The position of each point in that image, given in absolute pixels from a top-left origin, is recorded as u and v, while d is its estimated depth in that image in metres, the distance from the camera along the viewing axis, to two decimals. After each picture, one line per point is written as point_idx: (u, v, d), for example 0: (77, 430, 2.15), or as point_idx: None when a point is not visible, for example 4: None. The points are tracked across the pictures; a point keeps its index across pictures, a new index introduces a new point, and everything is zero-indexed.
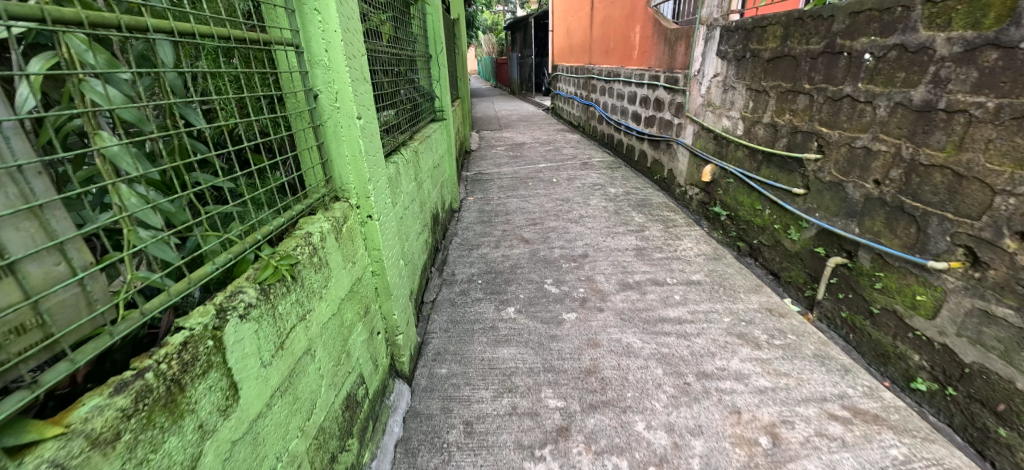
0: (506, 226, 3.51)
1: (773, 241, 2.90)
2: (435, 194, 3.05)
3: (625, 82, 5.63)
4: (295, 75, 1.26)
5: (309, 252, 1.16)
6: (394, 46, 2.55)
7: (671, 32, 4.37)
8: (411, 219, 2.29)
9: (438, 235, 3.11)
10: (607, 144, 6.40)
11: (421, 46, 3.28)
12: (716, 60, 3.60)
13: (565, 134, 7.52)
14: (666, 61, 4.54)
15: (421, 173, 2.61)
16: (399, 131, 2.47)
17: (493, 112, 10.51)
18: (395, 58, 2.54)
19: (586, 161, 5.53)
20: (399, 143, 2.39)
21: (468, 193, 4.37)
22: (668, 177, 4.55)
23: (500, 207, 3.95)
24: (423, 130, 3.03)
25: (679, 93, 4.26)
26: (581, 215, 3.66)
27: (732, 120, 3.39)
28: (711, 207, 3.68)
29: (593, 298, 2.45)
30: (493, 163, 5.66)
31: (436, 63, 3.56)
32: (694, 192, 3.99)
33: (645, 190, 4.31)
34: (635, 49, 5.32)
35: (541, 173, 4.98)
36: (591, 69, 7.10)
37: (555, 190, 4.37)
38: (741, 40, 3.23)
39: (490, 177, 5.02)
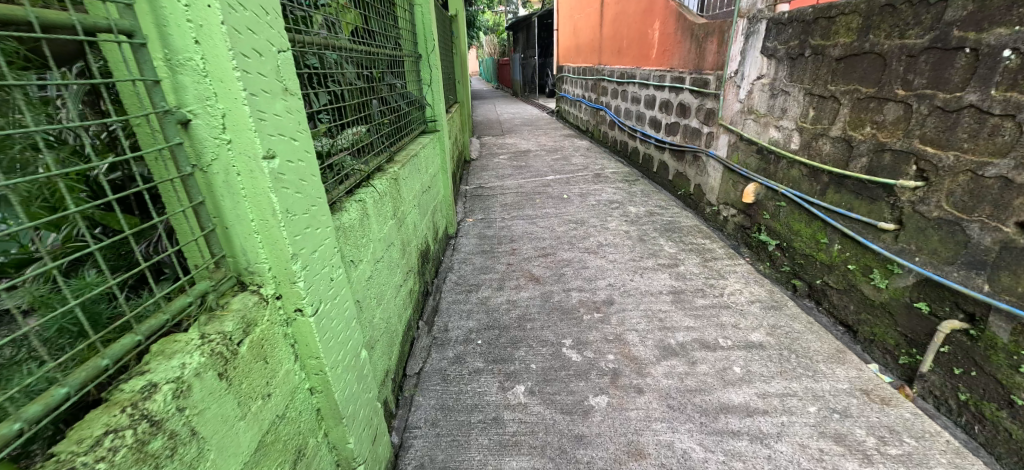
0: (510, 258, 2.94)
1: (846, 286, 2.32)
2: (424, 225, 2.48)
3: (642, 84, 5.05)
4: (139, 90, 0.72)
5: (141, 439, 0.62)
6: (365, 41, 1.97)
7: (700, 28, 3.78)
8: (386, 271, 1.72)
9: (429, 275, 2.54)
10: (621, 152, 5.81)
11: (407, 44, 2.70)
12: (759, 59, 3.02)
13: (573, 140, 6.94)
14: (693, 61, 3.95)
15: (404, 204, 2.04)
16: (371, 153, 1.90)
17: (494, 115, 9.93)
18: (369, 59, 1.97)
19: (599, 173, 4.95)
20: (371, 170, 1.82)
21: (467, 213, 3.81)
22: (696, 194, 3.97)
23: (504, 232, 3.38)
24: (409, 147, 2.46)
25: (710, 98, 3.68)
26: (599, 245, 3.08)
27: (782, 132, 2.81)
28: (754, 234, 3.10)
29: (628, 370, 1.87)
30: (495, 174, 5.08)
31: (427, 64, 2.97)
32: (731, 214, 3.41)
33: (671, 210, 3.72)
34: (654, 48, 4.74)
35: (550, 188, 4.41)
36: (601, 70, 6.51)
37: (566, 210, 3.79)
38: (797, 35, 2.64)
39: (492, 192, 4.45)
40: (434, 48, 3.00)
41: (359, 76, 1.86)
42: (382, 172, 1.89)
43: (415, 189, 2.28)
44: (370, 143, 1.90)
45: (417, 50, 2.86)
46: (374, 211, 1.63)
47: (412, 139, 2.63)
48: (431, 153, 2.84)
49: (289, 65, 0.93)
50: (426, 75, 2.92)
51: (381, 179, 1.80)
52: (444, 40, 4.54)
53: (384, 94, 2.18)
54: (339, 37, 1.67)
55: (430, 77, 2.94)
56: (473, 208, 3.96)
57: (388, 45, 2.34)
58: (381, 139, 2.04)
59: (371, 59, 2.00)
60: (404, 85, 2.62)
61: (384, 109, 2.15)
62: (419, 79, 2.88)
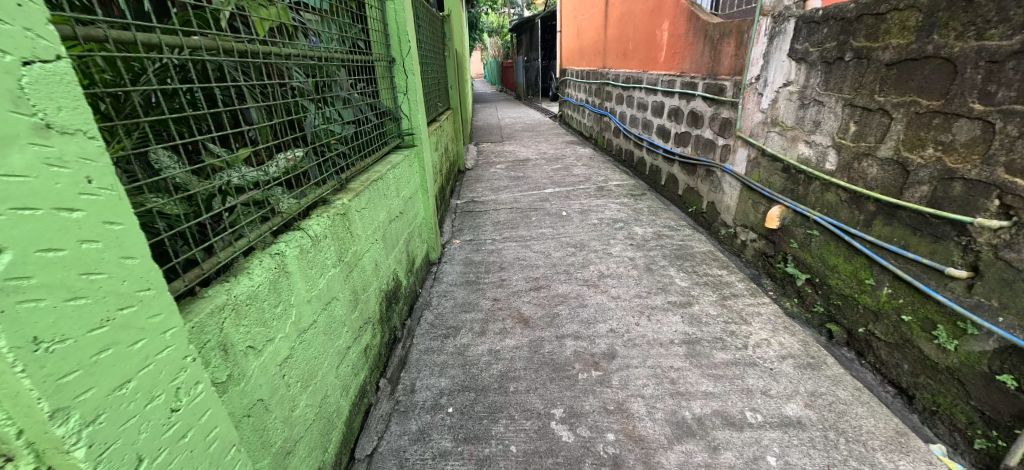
0: (498, 292, 2.56)
1: (898, 339, 1.92)
2: (393, 259, 2.11)
3: (649, 89, 4.65)
4: None
5: None
6: (308, 42, 1.60)
7: (716, 28, 3.38)
8: (325, 338, 1.35)
9: (398, 317, 2.16)
10: (626, 162, 5.41)
11: (379, 45, 2.33)
12: (785, 63, 2.62)
13: (576, 148, 6.54)
14: (707, 65, 3.54)
15: (359, 241, 1.67)
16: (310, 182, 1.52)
17: (495, 120, 9.57)
18: (313, 64, 1.59)
19: (602, 185, 4.54)
20: (307, 204, 1.44)
21: (454, 234, 3.43)
22: (710, 213, 3.56)
23: (493, 257, 3.00)
24: (374, 168, 2.09)
25: (726, 106, 3.27)
26: (600, 276, 2.69)
27: (815, 148, 2.40)
28: (778, 264, 2.70)
29: (632, 459, 1.48)
30: (490, 186, 4.69)
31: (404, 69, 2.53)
32: (750, 239, 3.00)
33: (683, 231, 3.31)
34: (663, 50, 4.33)
35: (548, 203, 4.01)
36: (606, 74, 6.11)
37: (564, 230, 3.40)
38: (834, 35, 2.24)
39: (484, 207, 4.07)
40: (415, 51, 2.61)
41: (299, 84, 1.48)
42: (325, 205, 1.51)
43: (377, 219, 1.91)
44: (311, 167, 1.52)
45: (392, 52, 2.46)
46: (305, 261, 1.25)
47: (378, 156, 2.25)
48: (405, 170, 2.46)
49: (70, 87, 0.60)
50: (402, 80, 2.52)
51: (320, 215, 1.42)
52: (433, 41, 4.15)
53: (336, 105, 1.80)
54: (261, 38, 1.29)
55: (408, 80, 2.53)
56: (461, 227, 3.58)
57: (345, 45, 1.95)
58: (330, 160, 1.67)
59: (317, 63, 1.61)
60: (370, 93, 2.24)
61: (336, 123, 1.77)
62: (393, 86, 2.49)
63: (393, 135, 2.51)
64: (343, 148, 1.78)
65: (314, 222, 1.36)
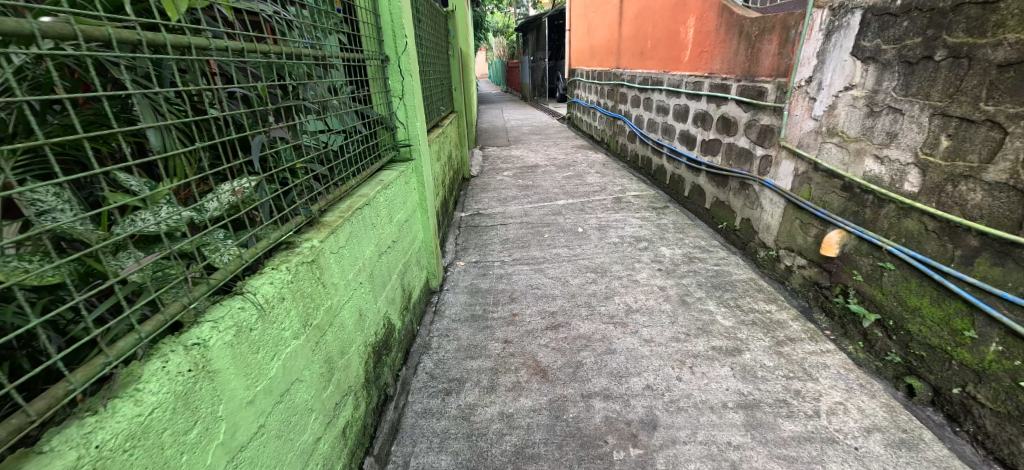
0: (509, 330, 2.19)
1: (1012, 411, 1.55)
2: (384, 299, 1.73)
3: (671, 92, 4.26)
4: None
5: None
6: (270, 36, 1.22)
7: (755, 23, 2.98)
8: (279, 444, 0.98)
9: (390, 369, 1.79)
10: (643, 169, 5.01)
11: (369, 41, 1.95)
12: (847, 63, 2.23)
13: (587, 153, 6.15)
14: (743, 65, 3.15)
15: (336, 291, 1.30)
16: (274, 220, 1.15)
17: (501, 122, 9.20)
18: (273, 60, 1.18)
19: (619, 196, 4.15)
20: (261, 251, 1.06)
21: (457, 254, 3.05)
22: (744, 231, 3.17)
23: (501, 285, 2.62)
24: (362, 189, 1.71)
25: (766, 112, 2.88)
26: (627, 311, 2.31)
27: (888, 165, 2.01)
28: (835, 298, 2.31)
29: None
30: (496, 196, 4.31)
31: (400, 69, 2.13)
32: (798, 265, 2.61)
33: (716, 253, 2.92)
34: (687, 48, 3.94)
35: (561, 217, 3.63)
36: (620, 75, 5.72)
37: (581, 250, 3.02)
38: (919, 29, 1.86)
39: (491, 221, 3.69)
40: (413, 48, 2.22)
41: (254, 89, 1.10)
42: (287, 249, 1.14)
43: (364, 254, 1.53)
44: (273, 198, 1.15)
45: (384, 50, 2.08)
46: (242, 345, 0.88)
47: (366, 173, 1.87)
48: (400, 187, 2.07)
49: None
50: (396, 82, 2.13)
51: (275, 267, 1.05)
52: (435, 38, 3.77)
53: (312, 114, 1.41)
54: (174, 23, 0.80)
55: (404, 81, 2.14)
56: (465, 246, 3.20)
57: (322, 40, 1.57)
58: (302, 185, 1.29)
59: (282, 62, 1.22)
60: (356, 97, 1.86)
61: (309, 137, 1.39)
62: (385, 90, 2.11)
63: (384, 147, 2.12)
64: (323, 168, 1.41)
65: (263, 280, 0.99)
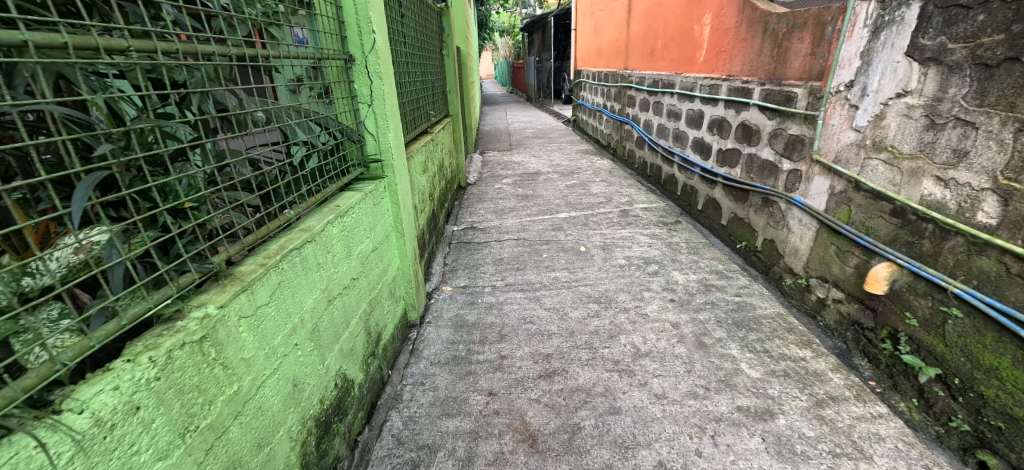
0: (495, 378, 1.86)
1: None
2: (338, 352, 1.41)
3: (683, 95, 3.91)
4: None
5: None
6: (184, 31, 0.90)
7: (782, 19, 2.64)
8: None
9: (344, 437, 1.47)
10: (652, 178, 4.65)
11: (329, 38, 1.61)
12: (901, 64, 1.88)
13: (592, 159, 5.79)
14: (767, 66, 2.79)
15: (250, 367, 0.97)
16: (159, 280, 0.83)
17: (503, 125, 8.87)
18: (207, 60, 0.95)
19: (626, 209, 3.81)
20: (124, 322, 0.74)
21: (444, 277, 2.73)
22: (767, 254, 2.81)
23: (490, 317, 2.30)
24: (311, 218, 1.37)
25: (795, 121, 2.53)
26: (634, 355, 1.96)
27: (955, 188, 1.67)
28: (882, 343, 1.97)
29: None
30: (493, 207, 3.98)
31: (368, 72, 1.76)
32: (834, 299, 2.25)
33: (737, 280, 2.57)
34: (703, 48, 3.58)
35: (561, 233, 3.30)
36: (628, 76, 5.37)
37: (583, 275, 2.69)
38: (1002, 24, 1.53)
39: (485, 237, 3.36)
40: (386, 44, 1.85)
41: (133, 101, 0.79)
42: (172, 320, 0.82)
43: (305, 305, 1.21)
44: (156, 246, 0.82)
45: (347, 46, 1.72)
46: None
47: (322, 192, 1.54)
48: (369, 208, 1.74)
49: None
50: (362, 85, 1.77)
51: (134, 357, 0.73)
52: (425, 36, 3.46)
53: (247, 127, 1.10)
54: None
55: (373, 85, 1.78)
56: (454, 267, 2.87)
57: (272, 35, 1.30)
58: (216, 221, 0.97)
59: (197, 63, 0.91)
60: (313, 103, 1.52)
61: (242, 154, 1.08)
62: (348, 94, 1.76)
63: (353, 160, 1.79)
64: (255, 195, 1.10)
65: (101, 388, 0.67)
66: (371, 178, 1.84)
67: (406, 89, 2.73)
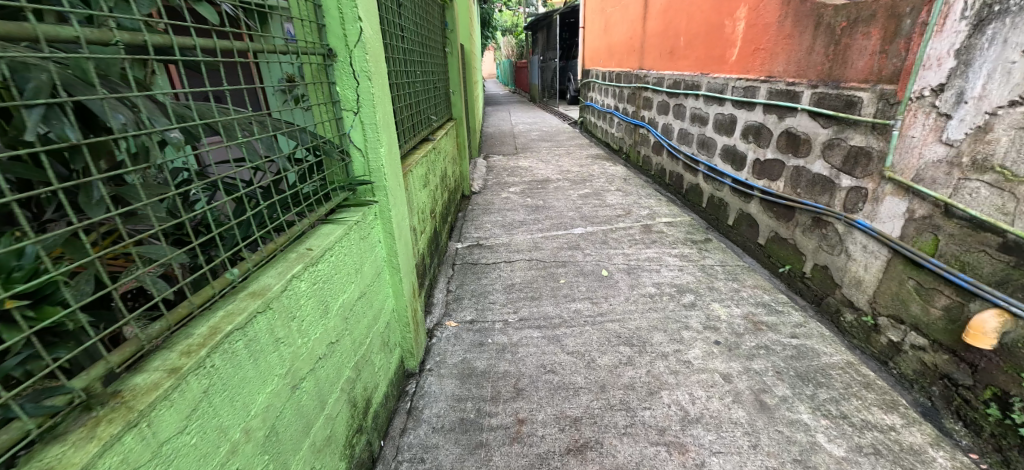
0: (513, 453, 1.49)
1: None
2: (308, 451, 1.05)
3: (711, 97, 3.54)
4: None
5: None
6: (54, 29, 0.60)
7: (841, 12, 2.27)
8: None
9: None
10: (672, 187, 4.29)
11: (301, 25, 1.23)
12: (1016, 65, 1.52)
13: (605, 165, 5.42)
14: (820, 66, 2.43)
15: None
16: None
17: (508, 126, 8.50)
18: (126, 56, 0.68)
19: (648, 223, 3.44)
20: None
21: (447, 309, 2.37)
22: (820, 282, 2.44)
23: (503, 364, 1.93)
24: (269, 270, 1.00)
25: (860, 130, 2.16)
26: (682, 420, 1.60)
27: None
28: (986, 407, 1.61)
29: None
30: (501, 221, 3.61)
31: (353, 69, 1.37)
32: (914, 344, 1.89)
33: (789, 315, 2.21)
34: (735, 46, 3.21)
35: (579, 253, 2.93)
36: (645, 77, 5.00)
37: (608, 307, 2.32)
38: None
39: (492, 257, 2.99)
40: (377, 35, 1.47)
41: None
42: None
43: (252, 407, 0.84)
44: None
45: (326, 37, 1.34)
46: None
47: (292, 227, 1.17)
48: (355, 243, 1.37)
49: None
50: (345, 87, 1.39)
51: None
52: (425, 31, 3.08)
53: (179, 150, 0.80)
54: None
55: (359, 86, 1.39)
56: (459, 295, 2.50)
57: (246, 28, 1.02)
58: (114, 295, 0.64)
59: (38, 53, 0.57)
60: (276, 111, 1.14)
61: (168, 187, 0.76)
62: (328, 99, 1.38)
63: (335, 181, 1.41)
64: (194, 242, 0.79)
65: None
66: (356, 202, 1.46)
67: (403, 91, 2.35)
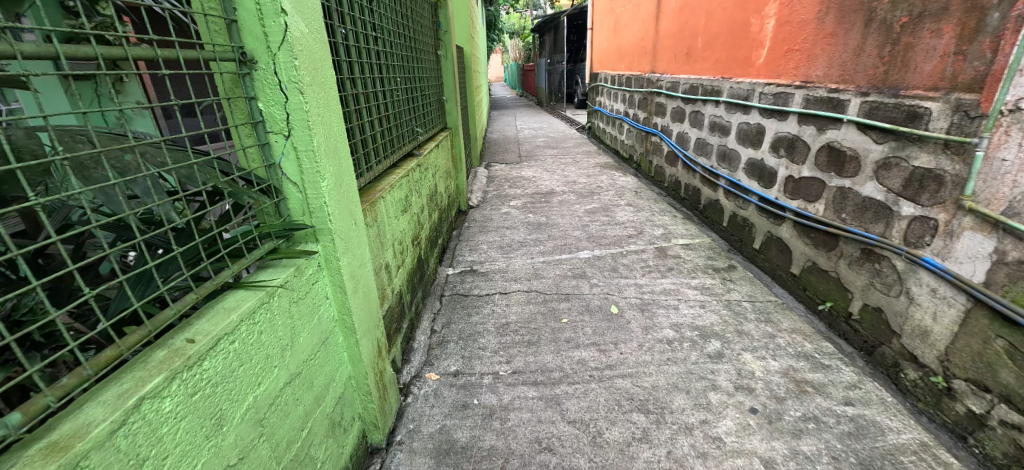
0: None
1: None
2: None
3: (734, 104, 3.16)
4: None
5: None
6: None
7: (900, 5, 1.89)
8: None
9: None
10: (688, 201, 3.91)
11: (193, 20, 0.87)
12: None
13: (614, 175, 5.05)
14: (872, 70, 2.05)
15: None
16: None
17: (512, 132, 8.15)
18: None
19: (663, 246, 3.06)
20: None
21: (429, 356, 2.02)
22: (872, 327, 2.06)
23: (490, 436, 1.58)
24: (106, 392, 0.67)
25: (928, 148, 1.78)
26: None
27: None
28: None
29: None
30: (498, 241, 3.26)
31: (277, 78, 1.00)
32: (1005, 420, 1.51)
33: (839, 373, 1.83)
34: (763, 47, 2.83)
35: (584, 284, 2.57)
36: (658, 81, 4.62)
37: (617, 357, 1.95)
38: None
39: (486, 286, 2.64)
40: (316, 34, 1.11)
41: None
42: None
43: None
44: None
45: (239, 37, 0.98)
46: None
47: (164, 310, 0.79)
48: (285, 313, 1.03)
49: None
50: (271, 103, 1.03)
51: None
52: (412, 31, 2.73)
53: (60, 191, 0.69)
54: None
55: (287, 101, 1.03)
56: (445, 338, 2.15)
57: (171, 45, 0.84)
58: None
59: None
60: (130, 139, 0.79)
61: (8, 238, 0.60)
62: (246, 120, 1.03)
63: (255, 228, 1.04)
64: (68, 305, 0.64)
65: None
66: (288, 252, 1.11)
67: (375, 102, 1.99)
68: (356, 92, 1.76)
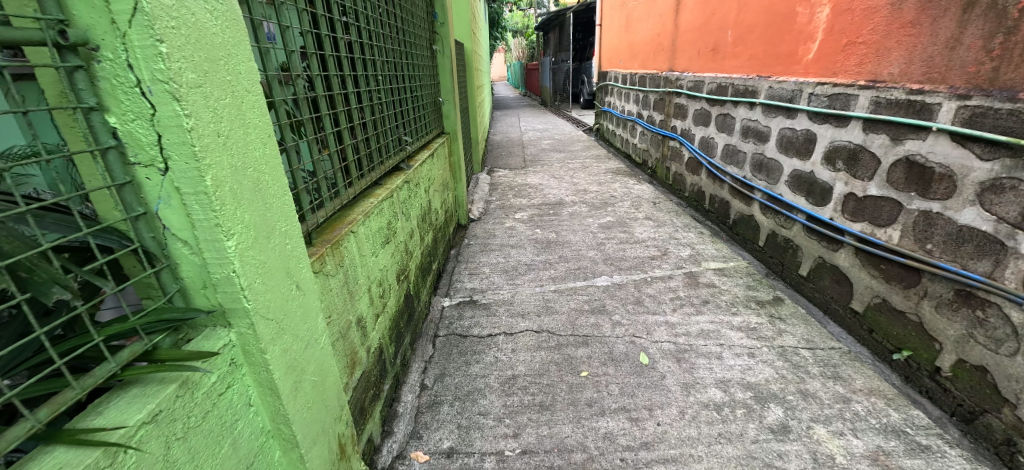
0: None
1: None
2: None
3: (773, 107, 2.74)
4: None
5: None
6: None
7: None
8: None
9: None
10: (715, 215, 3.49)
11: None
12: None
13: (628, 183, 4.63)
14: (973, 67, 1.63)
15: None
16: None
17: (516, 133, 7.72)
18: None
19: (693, 271, 2.64)
20: None
21: (416, 426, 1.61)
22: (972, 389, 1.64)
23: None
24: None
25: None
26: None
27: None
28: None
29: None
30: (502, 263, 2.85)
31: (138, 78, 0.60)
32: None
33: (944, 458, 1.42)
34: (813, 40, 2.40)
35: (604, 323, 2.16)
36: (677, 80, 4.19)
37: (656, 431, 1.53)
38: None
39: (487, 323, 2.23)
40: (214, 6, 0.70)
41: None
42: None
43: None
44: None
45: (64, 7, 0.57)
46: None
47: None
48: (158, 462, 0.63)
49: None
50: (128, 116, 0.63)
51: None
52: (401, 20, 2.29)
53: None
54: None
55: (156, 115, 0.62)
56: (438, 399, 1.74)
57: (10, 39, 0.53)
58: None
59: None
60: None
61: None
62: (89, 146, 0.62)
63: (95, 332, 0.61)
64: None
65: None
66: (166, 362, 0.67)
67: (348, 105, 1.53)
68: (319, 92, 1.29)
